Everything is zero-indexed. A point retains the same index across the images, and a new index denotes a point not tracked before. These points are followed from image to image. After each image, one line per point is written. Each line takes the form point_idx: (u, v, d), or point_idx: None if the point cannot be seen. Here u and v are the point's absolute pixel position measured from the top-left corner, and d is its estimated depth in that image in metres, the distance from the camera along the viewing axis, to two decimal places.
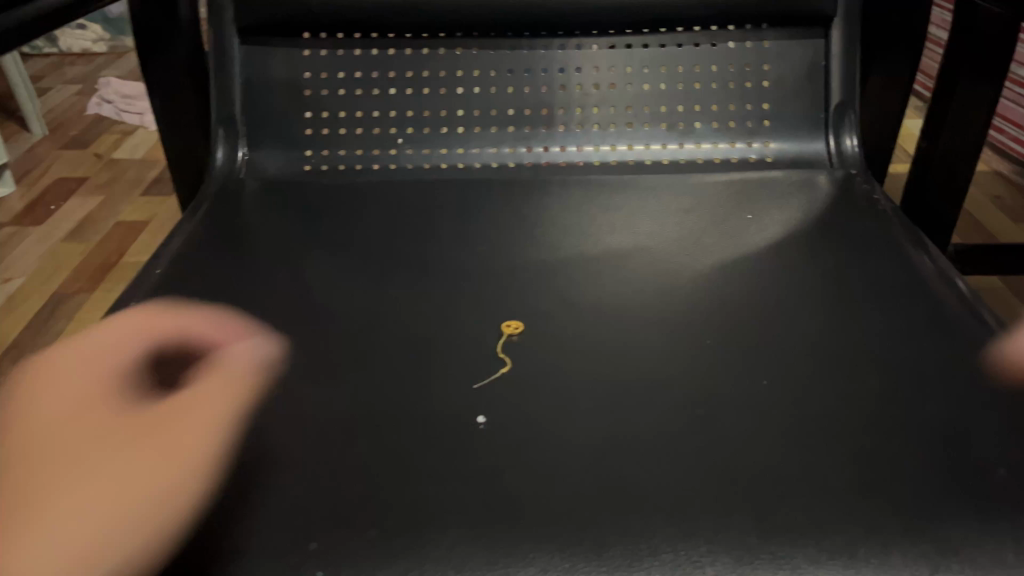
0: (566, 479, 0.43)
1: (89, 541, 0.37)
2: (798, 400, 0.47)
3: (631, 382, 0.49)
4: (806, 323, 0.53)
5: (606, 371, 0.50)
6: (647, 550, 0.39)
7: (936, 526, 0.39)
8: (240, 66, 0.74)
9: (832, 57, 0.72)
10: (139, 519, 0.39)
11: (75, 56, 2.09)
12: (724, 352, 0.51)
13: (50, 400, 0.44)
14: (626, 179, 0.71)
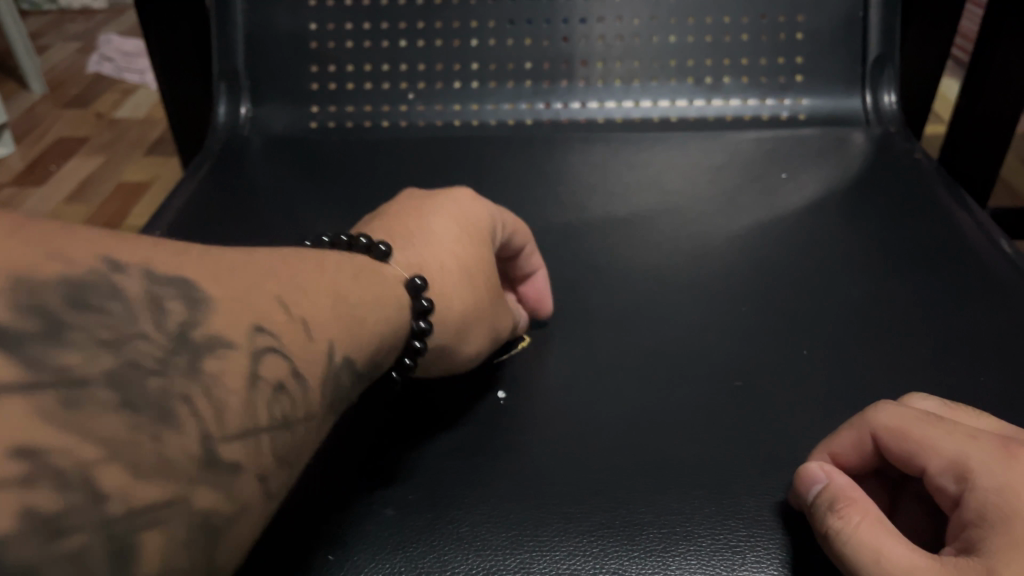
0: (595, 455, 0.40)
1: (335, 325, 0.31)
2: (843, 372, 0.44)
3: (662, 351, 0.46)
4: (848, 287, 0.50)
5: (635, 338, 0.47)
6: (684, 534, 0.36)
7: None
8: (243, 16, 0.70)
9: (869, 7, 0.68)
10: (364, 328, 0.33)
11: (76, 13, 2.04)
12: (761, 320, 0.48)
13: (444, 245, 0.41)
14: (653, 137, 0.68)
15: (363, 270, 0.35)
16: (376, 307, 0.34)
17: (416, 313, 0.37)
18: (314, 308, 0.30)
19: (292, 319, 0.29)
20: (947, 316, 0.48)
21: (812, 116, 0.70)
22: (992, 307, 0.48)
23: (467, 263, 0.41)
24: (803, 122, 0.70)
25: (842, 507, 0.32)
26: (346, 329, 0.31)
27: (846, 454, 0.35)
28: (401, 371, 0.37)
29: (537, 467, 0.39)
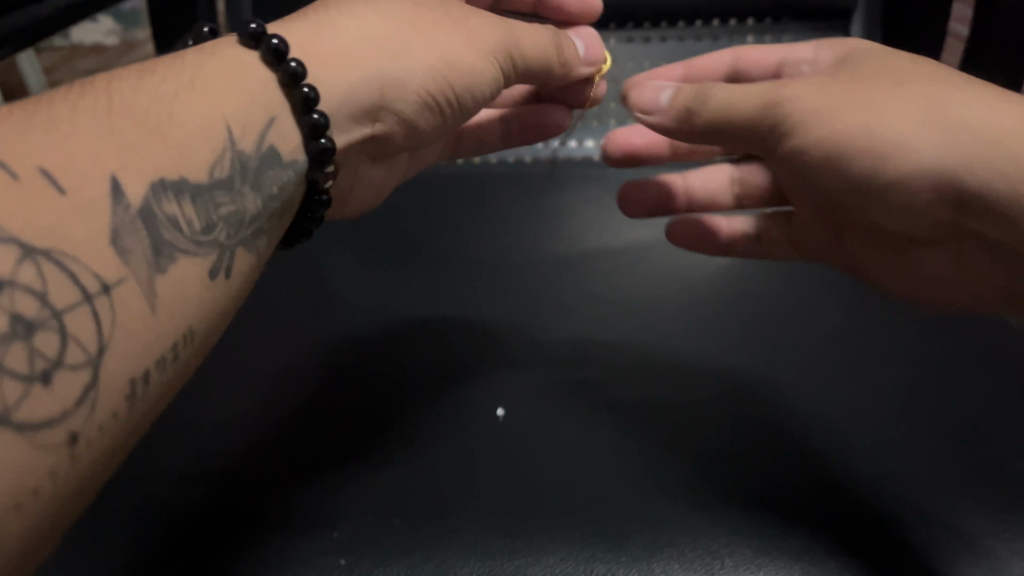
0: (590, 469, 0.43)
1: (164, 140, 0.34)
2: (822, 399, 0.47)
3: (652, 374, 0.49)
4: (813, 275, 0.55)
5: (625, 361, 0.50)
6: (668, 541, 0.39)
7: (953, 520, 0.40)
8: None
9: None
10: (198, 131, 0.36)
11: (87, 47, 2.09)
12: (748, 354, 0.50)
13: None
14: None
15: (199, 63, 0.40)
16: (229, 101, 0.39)
17: (279, 56, 0.41)
18: (152, 128, 0.34)
19: (115, 149, 0.32)
20: (926, 342, 0.50)
21: None
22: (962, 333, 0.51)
23: (424, 17, 0.50)
24: None
25: (702, 90, 0.48)
26: (197, 143, 0.36)
27: (751, 66, 0.57)
28: (327, 137, 0.43)
29: (535, 480, 0.42)
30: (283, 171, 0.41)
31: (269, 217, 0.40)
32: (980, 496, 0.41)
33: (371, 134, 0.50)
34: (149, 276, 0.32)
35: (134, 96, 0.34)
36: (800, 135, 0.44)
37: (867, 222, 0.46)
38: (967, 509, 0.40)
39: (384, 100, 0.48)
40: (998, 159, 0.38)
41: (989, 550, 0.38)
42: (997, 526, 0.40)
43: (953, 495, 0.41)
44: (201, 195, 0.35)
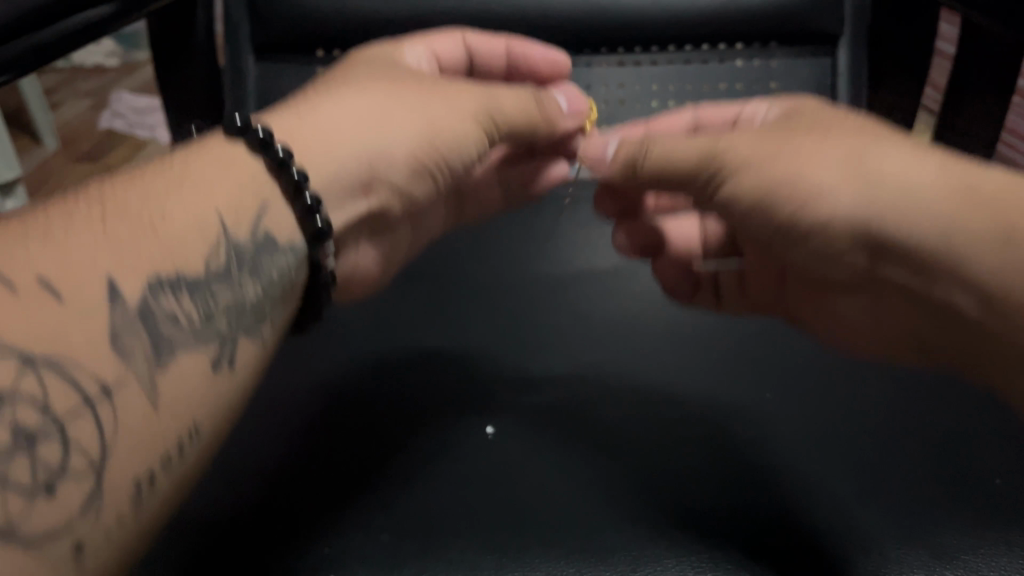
0: (575, 488, 0.44)
1: (160, 242, 0.37)
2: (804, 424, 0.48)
3: (639, 397, 0.50)
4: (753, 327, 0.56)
5: (620, 389, 0.51)
6: (651, 554, 0.40)
7: (930, 533, 0.41)
8: (255, 80, 0.76)
9: (839, 74, 0.74)
10: (191, 231, 0.39)
11: (89, 70, 2.11)
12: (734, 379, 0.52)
13: (352, 83, 0.54)
14: None
15: (198, 160, 0.43)
16: (223, 197, 0.42)
17: (270, 146, 0.45)
18: (151, 228, 0.37)
19: (108, 255, 0.34)
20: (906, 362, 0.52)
21: None
22: None
23: (403, 93, 0.54)
24: None
25: (645, 142, 0.53)
26: (190, 240, 0.38)
27: (710, 116, 0.61)
28: (321, 216, 0.46)
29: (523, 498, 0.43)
30: (279, 257, 0.44)
31: (268, 302, 0.43)
32: (964, 510, 0.42)
33: (375, 202, 0.54)
34: (151, 373, 0.34)
35: (126, 204, 0.37)
36: (732, 179, 0.48)
37: (792, 260, 0.50)
38: (945, 523, 0.42)
39: (385, 171, 0.52)
40: (904, 208, 0.42)
41: (965, 562, 0.39)
42: (971, 543, 0.41)
43: (931, 512, 0.42)
44: (198, 289, 0.38)
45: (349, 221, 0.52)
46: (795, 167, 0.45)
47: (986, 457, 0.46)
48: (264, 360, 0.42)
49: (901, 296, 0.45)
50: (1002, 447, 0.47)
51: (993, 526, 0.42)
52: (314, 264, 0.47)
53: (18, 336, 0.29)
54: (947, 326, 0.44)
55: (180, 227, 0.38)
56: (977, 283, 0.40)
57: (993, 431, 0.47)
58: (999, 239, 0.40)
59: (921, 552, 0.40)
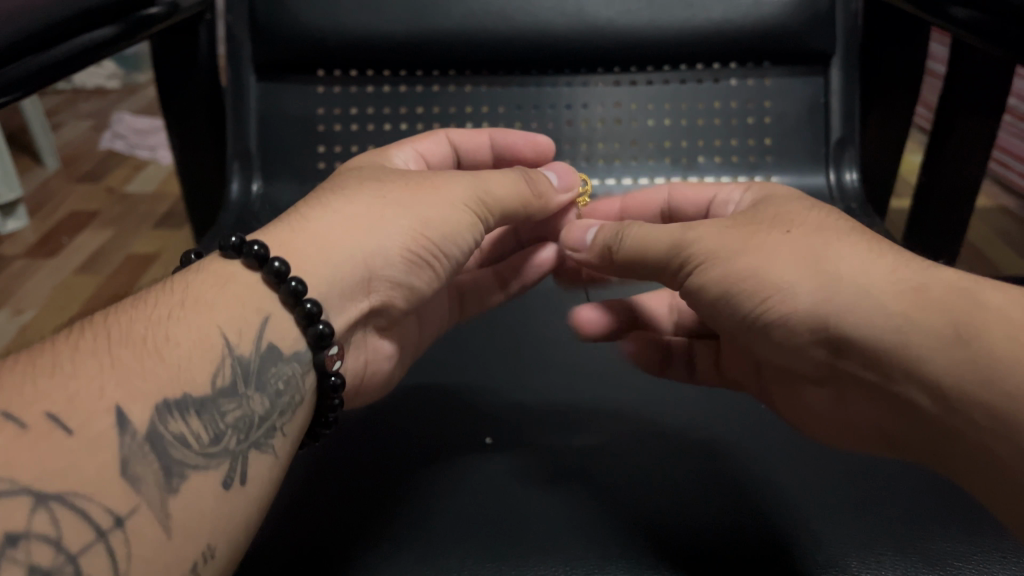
0: (573, 503, 0.45)
1: (162, 368, 0.36)
2: (797, 445, 0.50)
3: (636, 426, 0.52)
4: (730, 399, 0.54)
5: (621, 423, 0.52)
6: (649, 564, 0.41)
7: (924, 544, 0.42)
8: (257, 99, 0.77)
9: (831, 93, 0.75)
10: (192, 349, 0.38)
11: (89, 92, 2.13)
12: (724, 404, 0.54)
13: (343, 191, 0.50)
14: (624, 189, 0.78)
15: (197, 279, 0.42)
16: (222, 311, 0.41)
17: (264, 262, 0.43)
18: (150, 356, 0.36)
19: (114, 383, 0.34)
20: None
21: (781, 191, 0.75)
22: None
23: (396, 194, 0.50)
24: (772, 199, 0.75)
25: (620, 231, 0.53)
26: (196, 360, 0.38)
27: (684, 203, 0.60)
28: (323, 321, 0.44)
29: (524, 510, 0.44)
30: (287, 365, 0.43)
31: (279, 412, 0.41)
32: (952, 522, 0.43)
33: (375, 306, 0.50)
34: (160, 501, 0.33)
35: (132, 332, 0.37)
36: (697, 272, 0.48)
37: (762, 350, 0.48)
38: (939, 534, 0.42)
39: (381, 269, 0.48)
40: (858, 304, 0.40)
41: (956, 568, 0.40)
42: (965, 549, 0.41)
43: (924, 523, 0.43)
44: (204, 409, 0.37)
45: (347, 331, 0.48)
46: (757, 263, 0.44)
47: None
48: (281, 471, 0.41)
49: (872, 397, 0.42)
50: None
51: (984, 534, 0.42)
52: (319, 366, 0.45)
53: (28, 475, 0.30)
54: (915, 432, 0.41)
55: (180, 349, 0.37)
56: (930, 386, 0.37)
57: None
58: (948, 340, 0.37)
59: (916, 561, 0.41)
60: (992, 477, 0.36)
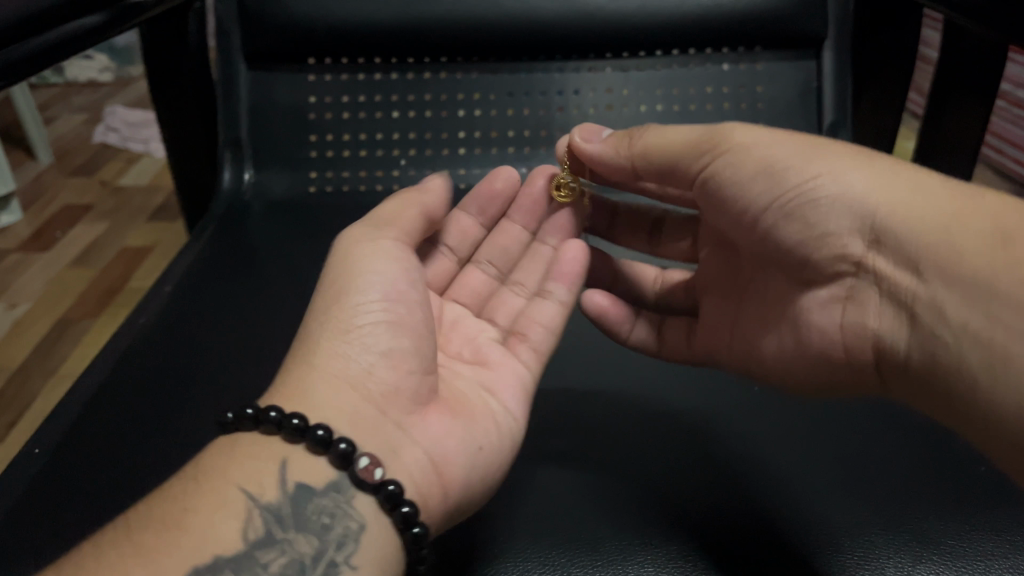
0: (566, 481, 0.45)
1: (184, 544, 0.37)
2: (784, 412, 0.50)
3: (629, 399, 0.52)
4: (718, 378, 0.55)
5: (612, 399, 0.52)
6: (641, 545, 0.41)
7: (915, 519, 0.42)
8: (247, 90, 0.77)
9: (824, 77, 0.76)
10: (210, 509, 0.38)
11: (82, 85, 2.12)
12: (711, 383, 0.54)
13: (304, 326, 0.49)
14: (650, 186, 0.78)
15: (216, 455, 0.41)
16: (234, 470, 0.40)
17: (265, 415, 0.42)
18: (166, 540, 0.36)
19: (138, 566, 0.35)
20: None
21: None
22: None
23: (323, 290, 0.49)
24: None
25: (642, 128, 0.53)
26: (217, 524, 0.38)
27: None
28: (343, 440, 0.42)
29: (515, 492, 0.45)
30: (323, 499, 0.40)
31: (338, 544, 0.39)
32: (941, 498, 0.43)
33: (403, 396, 0.46)
34: None
35: (154, 514, 0.38)
36: (730, 157, 0.48)
37: (779, 248, 0.48)
38: (928, 509, 0.42)
39: (371, 355, 0.46)
40: (906, 202, 0.41)
41: (947, 544, 0.40)
42: (959, 528, 0.41)
43: (914, 499, 0.43)
44: (238, 570, 0.37)
45: (384, 417, 0.45)
46: (795, 152, 0.46)
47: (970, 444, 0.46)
48: None
49: (885, 297, 0.43)
50: None
51: (973, 509, 0.42)
52: (361, 484, 0.41)
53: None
54: (914, 347, 0.42)
55: (201, 517, 0.38)
56: (962, 287, 0.38)
57: None
58: (991, 242, 0.38)
59: (907, 537, 0.41)
60: (987, 376, 0.37)
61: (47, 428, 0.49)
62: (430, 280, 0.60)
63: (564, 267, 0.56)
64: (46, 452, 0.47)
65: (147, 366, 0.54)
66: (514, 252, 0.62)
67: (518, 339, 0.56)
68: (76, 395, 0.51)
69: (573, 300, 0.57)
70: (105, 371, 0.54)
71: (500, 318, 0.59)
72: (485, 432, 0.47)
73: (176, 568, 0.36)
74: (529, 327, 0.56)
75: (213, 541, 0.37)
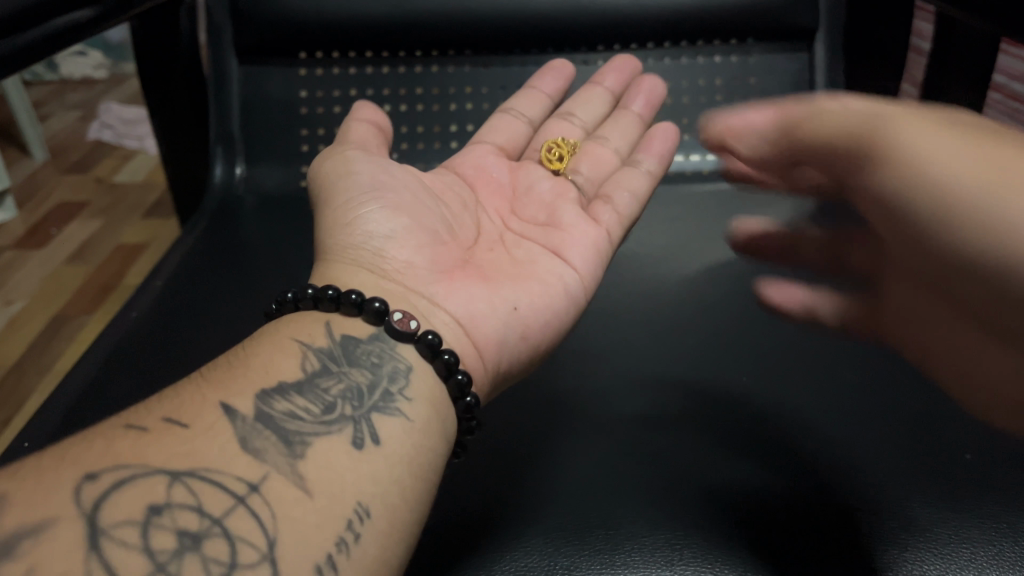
0: (559, 476, 0.44)
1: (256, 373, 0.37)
2: (775, 394, 0.50)
3: (621, 380, 0.51)
4: (730, 357, 0.53)
5: (666, 464, 0.44)
6: (628, 534, 0.40)
7: (903, 507, 0.42)
8: (239, 85, 0.77)
9: (816, 70, 0.76)
10: (270, 351, 0.39)
11: (76, 83, 2.12)
12: (791, 478, 0.44)
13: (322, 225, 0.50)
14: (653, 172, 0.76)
15: (269, 326, 0.42)
16: (287, 328, 0.41)
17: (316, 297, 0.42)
18: (235, 374, 0.37)
19: (212, 390, 0.36)
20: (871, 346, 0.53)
21: None
22: None
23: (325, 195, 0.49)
24: None
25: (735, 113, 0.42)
26: (280, 360, 0.38)
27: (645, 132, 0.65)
28: (378, 300, 0.42)
29: (497, 487, 0.44)
30: (371, 345, 0.41)
31: (390, 377, 0.40)
32: (932, 485, 0.43)
33: (419, 267, 0.47)
34: (291, 468, 0.34)
35: (216, 364, 0.38)
36: (890, 159, 0.36)
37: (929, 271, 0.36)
38: (918, 496, 0.42)
39: (379, 235, 0.47)
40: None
41: (936, 531, 0.40)
42: (948, 515, 0.41)
43: (905, 487, 0.43)
44: (303, 392, 0.37)
45: (409, 291, 0.45)
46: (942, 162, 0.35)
47: (961, 431, 0.46)
48: (422, 432, 0.39)
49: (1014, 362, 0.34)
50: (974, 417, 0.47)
51: (964, 496, 0.42)
52: (401, 337, 0.42)
53: (158, 459, 0.31)
54: None
55: (266, 357, 0.39)
56: None
57: None
58: None
59: (895, 526, 0.40)
60: None
61: (37, 420, 0.49)
62: (512, 144, 0.63)
63: (655, 144, 0.62)
64: (36, 445, 0.47)
65: (138, 359, 0.54)
66: (596, 114, 0.67)
67: (603, 202, 0.57)
68: (66, 388, 0.51)
69: (659, 172, 0.61)
70: (95, 365, 0.53)
71: (586, 168, 0.61)
72: (524, 294, 0.48)
73: (247, 388, 0.36)
74: (617, 191, 0.57)
75: (277, 370, 0.38)
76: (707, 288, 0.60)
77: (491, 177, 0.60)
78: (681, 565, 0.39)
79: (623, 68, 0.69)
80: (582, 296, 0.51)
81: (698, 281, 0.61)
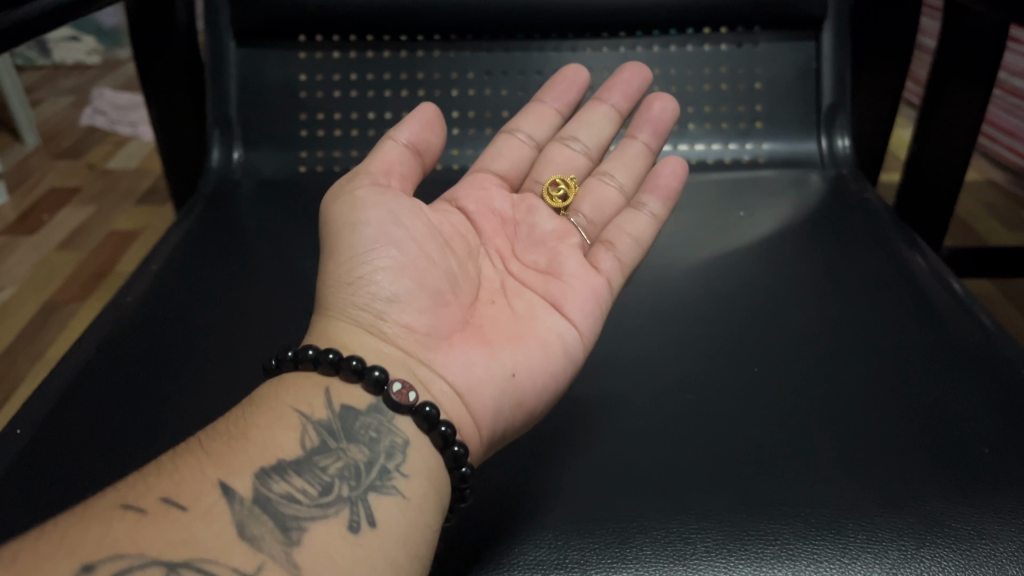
0: (569, 472, 0.43)
1: (254, 447, 0.37)
2: (785, 387, 0.49)
3: (628, 373, 0.50)
4: (739, 348, 0.52)
5: (720, 485, 0.42)
6: (640, 527, 0.39)
7: (918, 500, 0.41)
8: (236, 68, 0.75)
9: (822, 59, 0.75)
10: (270, 421, 0.39)
11: (69, 68, 2.09)
12: (911, 543, 0.39)
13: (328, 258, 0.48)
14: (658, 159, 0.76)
15: (272, 384, 0.42)
16: (288, 391, 0.41)
17: (323, 359, 0.42)
18: (234, 448, 0.37)
19: (211, 466, 0.36)
20: (881, 338, 0.52)
21: (771, 158, 0.76)
22: (928, 330, 0.52)
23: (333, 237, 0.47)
24: (764, 164, 0.75)
25: None
26: (280, 432, 0.38)
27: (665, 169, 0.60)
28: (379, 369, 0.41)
29: (505, 483, 0.43)
30: (369, 417, 0.41)
31: (387, 454, 0.39)
32: (947, 479, 0.42)
33: (420, 331, 0.45)
34: (286, 557, 0.34)
35: (215, 432, 0.39)
36: None
37: None
38: (935, 490, 0.41)
39: (381, 297, 0.45)
40: None
41: (951, 525, 0.39)
42: (963, 510, 0.40)
43: (920, 480, 0.42)
44: (300, 472, 0.37)
45: (407, 357, 0.44)
46: None
47: (974, 425, 0.45)
48: (418, 509, 0.38)
49: None
50: (987, 410, 0.46)
51: (979, 491, 0.41)
52: (399, 408, 0.41)
53: (154, 549, 0.32)
54: None
55: (265, 427, 0.39)
56: None
57: (986, 402, 0.46)
58: None
59: (911, 520, 0.40)
60: None
61: (30, 405, 0.48)
62: (514, 170, 0.62)
63: (660, 181, 0.59)
64: (28, 431, 0.46)
65: (133, 346, 0.53)
66: (601, 135, 0.65)
67: (604, 248, 0.56)
68: (60, 374, 0.50)
69: (664, 213, 0.59)
70: (89, 350, 0.52)
71: (588, 208, 0.60)
72: (524, 356, 0.46)
73: (246, 466, 0.36)
74: (618, 237, 0.56)
75: (276, 443, 0.38)
76: (715, 278, 0.59)
77: (492, 210, 0.58)
78: (694, 561, 0.38)
79: (633, 80, 0.65)
80: (581, 356, 0.49)
81: (705, 271, 0.60)
